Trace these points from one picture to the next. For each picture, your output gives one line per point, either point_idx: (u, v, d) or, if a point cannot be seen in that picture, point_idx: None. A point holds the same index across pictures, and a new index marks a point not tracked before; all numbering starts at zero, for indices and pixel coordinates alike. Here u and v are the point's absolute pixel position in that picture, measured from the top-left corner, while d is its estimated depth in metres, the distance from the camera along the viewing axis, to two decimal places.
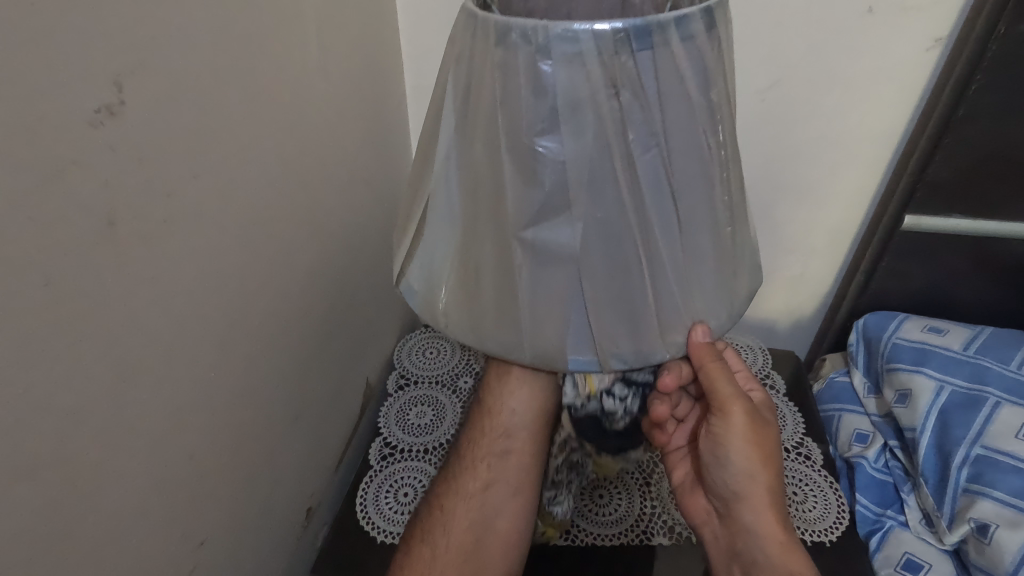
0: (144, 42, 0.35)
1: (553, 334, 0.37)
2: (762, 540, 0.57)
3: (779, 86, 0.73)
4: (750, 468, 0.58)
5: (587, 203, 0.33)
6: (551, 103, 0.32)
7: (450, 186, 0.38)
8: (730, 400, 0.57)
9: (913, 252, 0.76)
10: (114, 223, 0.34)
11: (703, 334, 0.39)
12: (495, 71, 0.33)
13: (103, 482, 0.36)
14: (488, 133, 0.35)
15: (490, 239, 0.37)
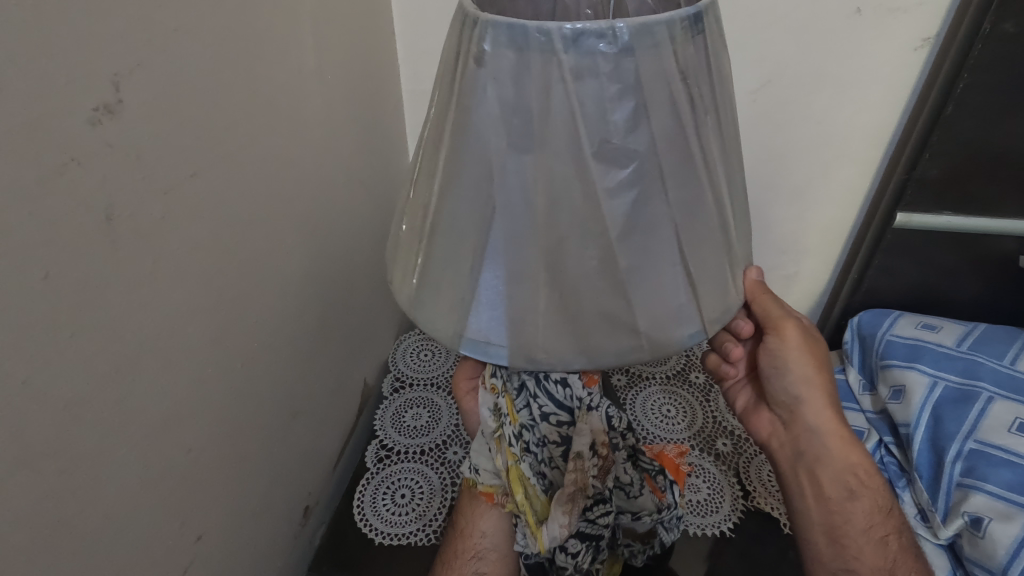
0: (142, 44, 0.36)
1: (673, 332, 0.35)
2: (824, 438, 0.57)
3: (773, 86, 0.74)
4: (809, 374, 0.56)
5: (676, 186, 0.33)
6: (634, 105, 0.30)
7: (512, 218, 0.33)
8: (782, 318, 0.53)
9: (905, 251, 0.77)
10: (113, 218, 0.35)
11: (757, 273, 0.46)
12: (566, 77, 0.29)
13: (101, 473, 0.37)
14: (558, 151, 0.31)
15: (581, 262, 0.32)
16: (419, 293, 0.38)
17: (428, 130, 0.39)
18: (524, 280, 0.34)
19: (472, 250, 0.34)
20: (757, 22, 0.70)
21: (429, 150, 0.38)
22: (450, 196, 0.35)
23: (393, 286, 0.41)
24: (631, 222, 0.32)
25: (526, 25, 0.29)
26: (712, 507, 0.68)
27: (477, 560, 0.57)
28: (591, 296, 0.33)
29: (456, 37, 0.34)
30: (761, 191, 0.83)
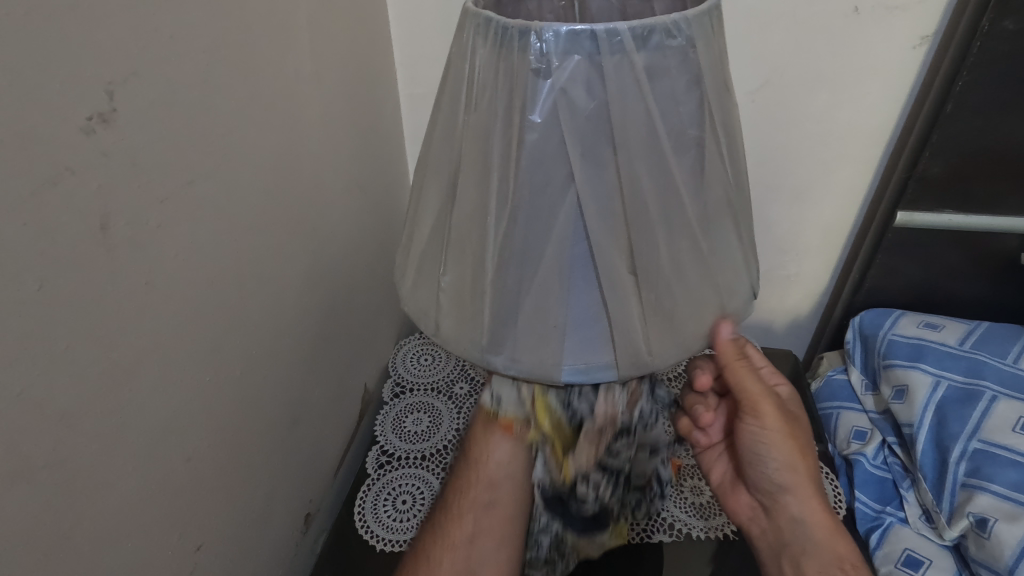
0: (137, 52, 0.36)
1: (733, 281, 0.44)
2: (808, 528, 0.58)
3: (773, 84, 0.73)
4: (790, 458, 0.59)
5: (722, 153, 0.41)
6: (697, 95, 0.38)
7: (602, 210, 0.37)
8: (759, 397, 0.58)
9: (907, 248, 0.76)
10: (109, 228, 0.35)
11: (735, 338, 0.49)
12: (641, 75, 0.35)
13: (99, 484, 0.37)
14: (639, 141, 0.36)
15: (667, 244, 0.39)
16: (495, 334, 0.41)
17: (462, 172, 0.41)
18: (614, 283, 0.39)
19: (554, 265, 0.38)
20: (757, 19, 0.69)
21: (471, 192, 0.41)
22: (515, 224, 0.38)
23: (446, 337, 0.44)
24: (700, 198, 0.40)
25: (592, 28, 0.33)
26: (713, 510, 0.67)
27: (489, 483, 0.58)
28: (675, 276, 0.40)
29: (494, 57, 0.37)
30: (762, 191, 0.83)
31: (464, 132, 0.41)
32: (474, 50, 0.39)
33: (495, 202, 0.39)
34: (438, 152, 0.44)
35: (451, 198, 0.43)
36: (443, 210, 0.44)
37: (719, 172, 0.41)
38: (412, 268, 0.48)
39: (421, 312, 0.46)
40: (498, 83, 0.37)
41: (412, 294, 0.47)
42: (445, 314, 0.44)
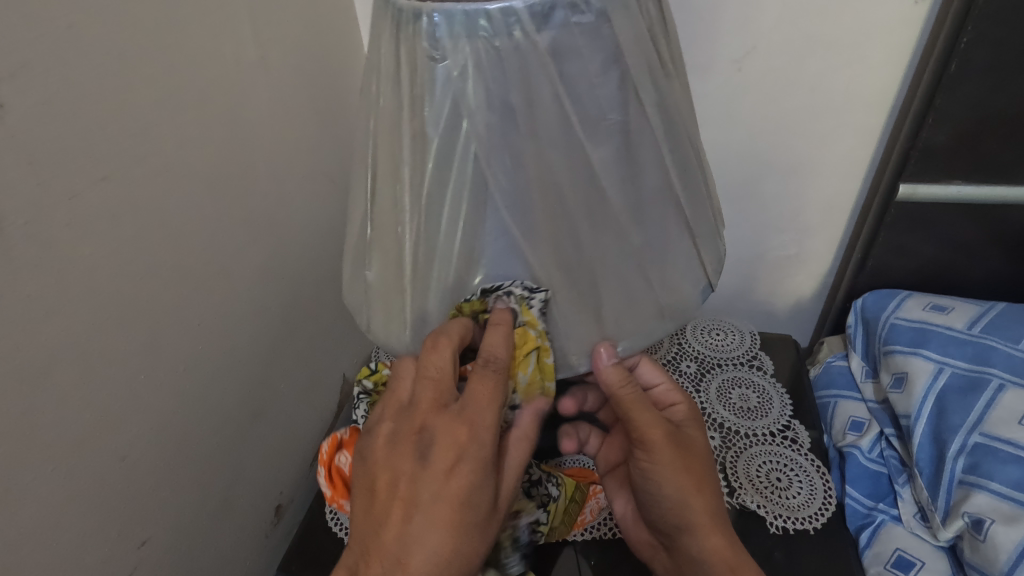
0: (26, 46, 0.35)
1: (679, 272, 0.41)
2: (709, 566, 0.52)
3: (758, 53, 0.68)
4: (683, 496, 0.53)
5: (659, 138, 0.38)
6: (616, 74, 0.34)
7: (513, 203, 0.35)
8: (647, 432, 0.52)
9: (912, 226, 0.70)
10: (3, 229, 0.34)
11: (609, 355, 0.40)
12: (545, 56, 0.32)
13: (16, 487, 0.37)
14: (549, 129, 0.34)
15: (591, 239, 0.37)
16: (418, 331, 0.40)
17: (380, 159, 0.40)
18: (533, 278, 0.36)
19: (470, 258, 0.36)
20: None
21: (389, 185, 0.39)
22: (426, 217, 0.37)
23: (376, 334, 0.42)
24: (629, 187, 0.37)
25: (485, 7, 0.31)
26: None
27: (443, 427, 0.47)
28: (600, 274, 0.37)
29: (395, 38, 0.35)
30: (752, 168, 0.78)
31: (382, 123, 0.38)
32: (385, 26, 0.36)
33: (409, 198, 0.37)
34: (363, 139, 0.42)
35: (377, 190, 0.41)
36: (371, 203, 0.42)
37: (655, 157, 0.38)
38: (348, 259, 0.46)
39: (356, 303, 0.45)
40: (404, 68, 0.35)
41: (349, 289, 0.45)
42: (374, 309, 0.42)
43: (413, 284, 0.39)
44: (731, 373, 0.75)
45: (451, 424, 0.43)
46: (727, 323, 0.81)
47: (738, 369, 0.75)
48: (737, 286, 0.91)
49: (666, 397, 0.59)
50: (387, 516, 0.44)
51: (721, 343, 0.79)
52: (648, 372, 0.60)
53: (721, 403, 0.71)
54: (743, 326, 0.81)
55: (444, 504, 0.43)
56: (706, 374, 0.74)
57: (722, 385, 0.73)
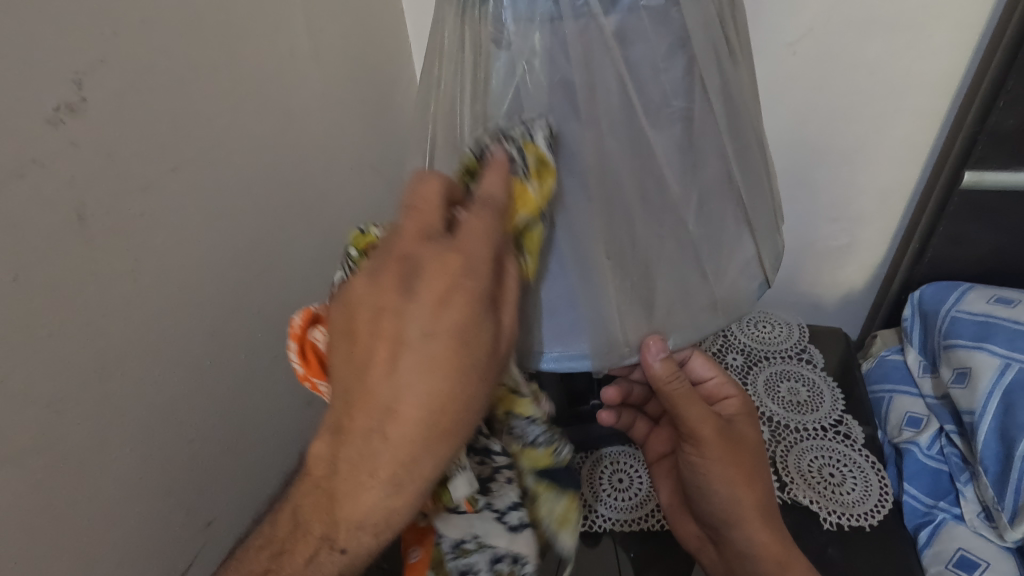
0: (106, 38, 0.36)
1: (738, 266, 0.40)
2: (757, 561, 0.51)
3: (813, 35, 0.66)
4: (733, 490, 0.52)
5: (724, 127, 0.37)
6: (682, 60, 0.34)
7: (571, 193, 0.34)
8: (698, 425, 0.51)
9: (976, 215, 0.67)
10: (85, 218, 0.35)
11: (660, 347, 0.39)
12: (611, 41, 0.32)
13: (97, 465, 0.38)
14: (611, 116, 0.33)
15: (649, 229, 0.36)
16: None
17: (439, 145, 0.40)
18: (589, 269, 0.36)
19: None
20: None
21: (448, 171, 0.39)
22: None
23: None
24: (688, 174, 0.36)
25: None
26: None
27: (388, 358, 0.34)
28: (654, 267, 0.37)
29: (459, 25, 0.35)
30: (802, 154, 0.75)
31: (442, 109, 0.39)
32: (449, 13, 0.36)
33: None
34: (422, 127, 0.42)
35: (433, 175, 0.41)
36: None
37: (716, 142, 0.37)
38: None
39: None
40: (468, 54, 0.35)
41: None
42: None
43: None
44: (780, 366, 0.73)
45: (440, 253, 0.33)
46: (774, 315, 0.80)
47: (787, 362, 0.74)
48: (784, 278, 0.89)
49: (717, 391, 0.59)
50: (372, 360, 0.34)
51: (768, 335, 0.77)
52: (698, 364, 0.60)
53: (770, 396, 0.69)
54: (791, 318, 0.80)
55: (438, 339, 0.33)
56: (754, 366, 0.73)
57: (770, 378, 0.72)
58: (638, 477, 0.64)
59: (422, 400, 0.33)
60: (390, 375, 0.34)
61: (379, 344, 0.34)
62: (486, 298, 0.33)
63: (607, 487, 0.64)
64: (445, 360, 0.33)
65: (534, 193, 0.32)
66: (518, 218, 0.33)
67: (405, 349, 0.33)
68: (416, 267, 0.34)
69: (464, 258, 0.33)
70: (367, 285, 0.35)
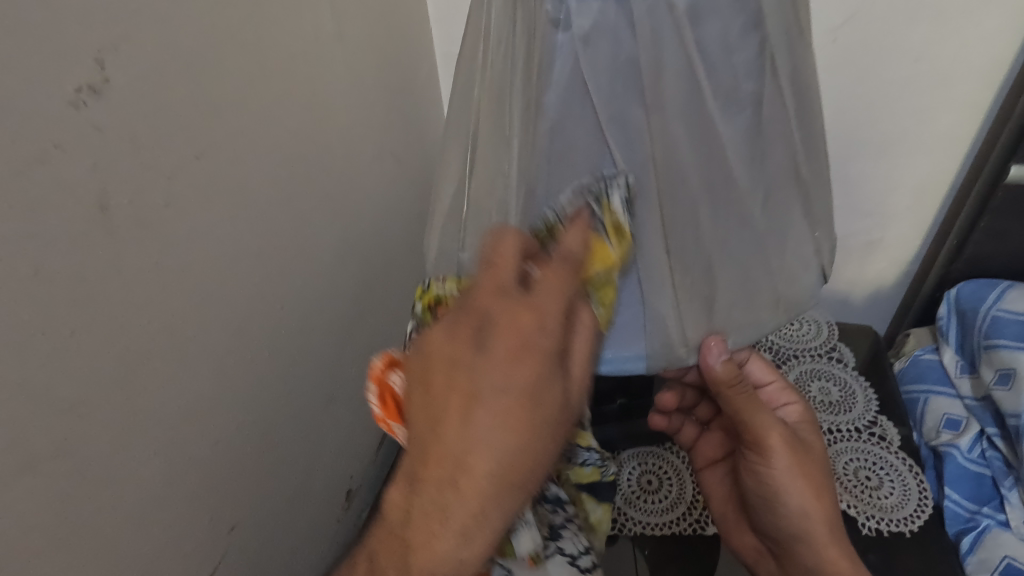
0: (128, 14, 0.33)
1: (802, 265, 0.38)
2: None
3: (857, 20, 0.63)
4: (804, 503, 0.52)
5: (793, 114, 0.35)
6: (755, 41, 0.31)
7: (634, 186, 0.32)
8: (764, 433, 0.52)
9: (1020, 211, 0.65)
10: (107, 208, 0.33)
11: (718, 347, 0.36)
12: (683, 19, 0.29)
13: (119, 471, 0.36)
14: (678, 101, 0.31)
15: (715, 224, 0.34)
16: None
17: (483, 133, 0.37)
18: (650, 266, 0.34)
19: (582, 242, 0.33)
20: None
21: (493, 161, 0.36)
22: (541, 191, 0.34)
23: None
24: (756, 165, 0.34)
25: None
26: None
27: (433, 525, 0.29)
28: (718, 263, 0.34)
29: (513, 4, 0.33)
30: (838, 147, 0.73)
31: (487, 94, 0.36)
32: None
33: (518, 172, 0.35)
34: (462, 114, 0.40)
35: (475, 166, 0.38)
36: (467, 182, 0.39)
37: (785, 133, 0.34)
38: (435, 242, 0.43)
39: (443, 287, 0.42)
40: (521, 35, 0.32)
41: (434, 271, 0.43)
42: None
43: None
44: (809, 365, 0.71)
45: (524, 358, 0.29)
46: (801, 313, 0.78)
47: (816, 361, 0.72)
48: None
49: (778, 397, 0.59)
50: (446, 410, 0.29)
51: (797, 332, 0.75)
52: (757, 369, 0.61)
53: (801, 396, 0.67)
54: (820, 315, 0.77)
55: (507, 396, 0.29)
56: (782, 365, 0.71)
57: (800, 377, 0.70)
58: (666, 478, 0.62)
59: (491, 455, 0.29)
60: (460, 434, 0.29)
61: (453, 397, 0.29)
62: (556, 349, 0.30)
63: (635, 489, 0.61)
64: (518, 400, 0.29)
65: (610, 249, 0.32)
66: (591, 276, 0.32)
67: (479, 401, 0.29)
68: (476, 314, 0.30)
69: (536, 315, 0.29)
70: (445, 339, 0.30)
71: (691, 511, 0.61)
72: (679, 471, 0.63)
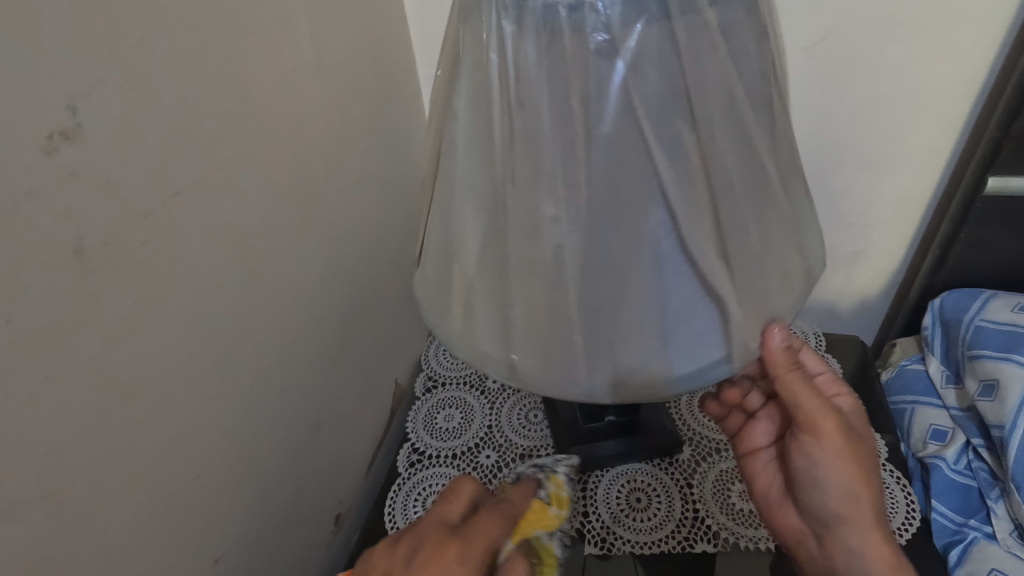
0: (103, 59, 0.34)
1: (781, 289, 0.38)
2: (867, 563, 0.53)
3: (834, 38, 0.64)
4: (851, 487, 0.53)
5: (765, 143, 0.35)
6: (724, 76, 0.32)
7: (625, 214, 0.32)
8: (819, 416, 0.52)
9: (1000, 221, 0.66)
10: (84, 250, 0.33)
11: (778, 334, 0.39)
12: (654, 57, 0.30)
13: (99, 510, 0.36)
14: (665, 131, 0.31)
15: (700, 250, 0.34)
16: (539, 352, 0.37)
17: (460, 166, 0.37)
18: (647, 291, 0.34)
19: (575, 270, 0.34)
20: None
21: (472, 193, 0.37)
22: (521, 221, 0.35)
23: (460, 346, 0.40)
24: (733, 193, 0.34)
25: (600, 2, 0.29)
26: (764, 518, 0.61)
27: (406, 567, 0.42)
28: (705, 288, 0.35)
29: (488, 41, 0.33)
30: (822, 160, 0.73)
31: (464, 127, 0.37)
32: (476, 25, 0.34)
33: (497, 203, 0.35)
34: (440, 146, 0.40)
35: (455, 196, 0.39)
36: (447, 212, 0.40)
37: (757, 161, 0.35)
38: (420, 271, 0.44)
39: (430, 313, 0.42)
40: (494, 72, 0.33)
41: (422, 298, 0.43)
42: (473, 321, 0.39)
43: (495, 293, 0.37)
44: None
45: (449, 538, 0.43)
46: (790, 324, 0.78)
47: None
48: None
49: (829, 387, 0.60)
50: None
51: None
52: (810, 359, 0.61)
53: None
54: (808, 326, 0.78)
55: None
56: None
57: None
58: (655, 496, 0.62)
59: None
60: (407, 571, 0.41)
61: None
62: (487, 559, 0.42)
63: (625, 507, 0.62)
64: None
65: (545, 515, 0.48)
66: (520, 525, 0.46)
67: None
68: (418, 535, 0.44)
69: (463, 542, 0.42)
70: (387, 550, 0.44)
71: (679, 529, 0.60)
72: (668, 488, 0.63)
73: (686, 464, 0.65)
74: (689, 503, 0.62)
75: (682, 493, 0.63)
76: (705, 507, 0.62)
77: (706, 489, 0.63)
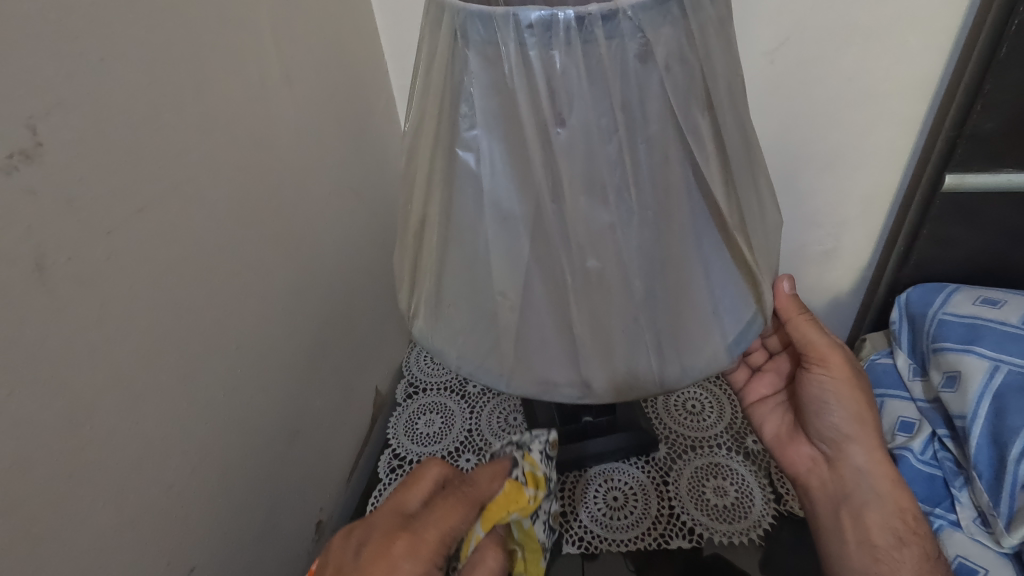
0: (62, 80, 0.34)
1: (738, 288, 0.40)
2: (870, 478, 0.60)
3: (793, 41, 0.66)
4: (857, 410, 0.60)
5: (712, 148, 0.36)
6: (668, 85, 0.33)
7: (593, 219, 0.34)
8: (828, 350, 0.59)
9: (958, 216, 0.67)
10: (45, 268, 0.34)
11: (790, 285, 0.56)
12: (601, 68, 0.31)
13: (68, 523, 0.36)
14: (634, 139, 0.33)
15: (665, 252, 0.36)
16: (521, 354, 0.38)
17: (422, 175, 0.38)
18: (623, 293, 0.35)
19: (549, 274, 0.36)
20: None
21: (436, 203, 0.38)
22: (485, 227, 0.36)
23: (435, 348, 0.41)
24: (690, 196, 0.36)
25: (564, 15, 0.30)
26: (739, 512, 0.62)
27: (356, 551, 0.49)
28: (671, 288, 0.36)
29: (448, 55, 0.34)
30: (789, 160, 0.75)
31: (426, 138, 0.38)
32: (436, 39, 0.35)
33: (462, 212, 0.36)
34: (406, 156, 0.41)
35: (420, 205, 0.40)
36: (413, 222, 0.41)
37: (705, 166, 0.36)
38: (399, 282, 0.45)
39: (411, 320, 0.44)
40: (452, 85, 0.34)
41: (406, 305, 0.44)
42: (452, 324, 0.40)
43: (467, 297, 0.38)
44: None
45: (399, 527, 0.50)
46: None
47: None
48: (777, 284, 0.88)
49: None
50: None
51: None
52: None
53: (765, 405, 0.69)
54: None
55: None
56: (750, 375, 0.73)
57: None
58: (632, 494, 0.63)
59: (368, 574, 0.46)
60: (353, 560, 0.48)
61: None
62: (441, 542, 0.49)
63: (603, 506, 0.63)
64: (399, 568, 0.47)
65: (522, 494, 0.50)
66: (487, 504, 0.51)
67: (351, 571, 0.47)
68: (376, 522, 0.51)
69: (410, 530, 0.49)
70: (343, 539, 0.51)
71: (656, 526, 0.61)
72: (645, 486, 0.64)
73: (663, 461, 0.66)
74: (665, 500, 0.63)
75: (659, 491, 0.64)
76: (681, 503, 0.62)
77: (683, 486, 0.64)
